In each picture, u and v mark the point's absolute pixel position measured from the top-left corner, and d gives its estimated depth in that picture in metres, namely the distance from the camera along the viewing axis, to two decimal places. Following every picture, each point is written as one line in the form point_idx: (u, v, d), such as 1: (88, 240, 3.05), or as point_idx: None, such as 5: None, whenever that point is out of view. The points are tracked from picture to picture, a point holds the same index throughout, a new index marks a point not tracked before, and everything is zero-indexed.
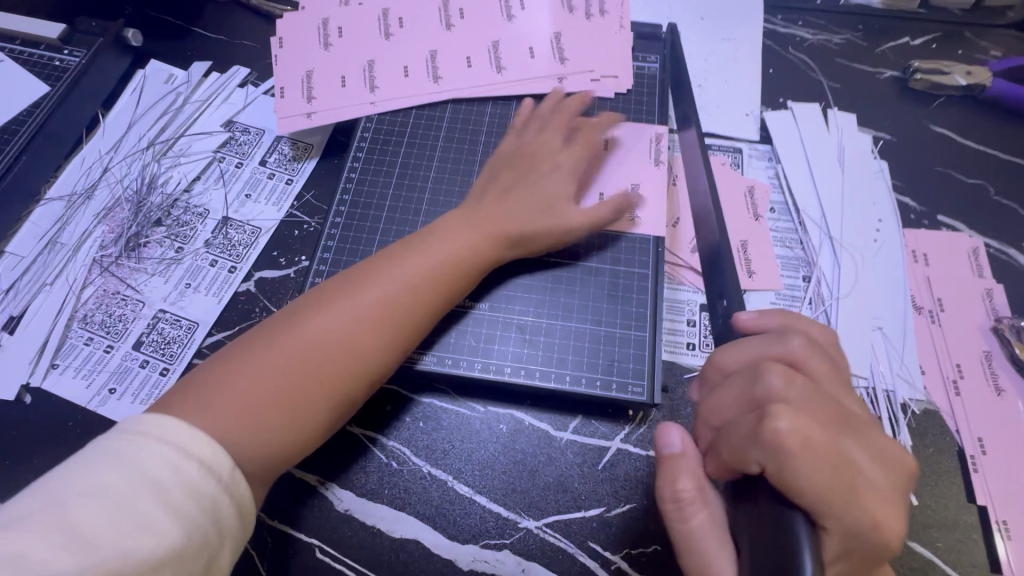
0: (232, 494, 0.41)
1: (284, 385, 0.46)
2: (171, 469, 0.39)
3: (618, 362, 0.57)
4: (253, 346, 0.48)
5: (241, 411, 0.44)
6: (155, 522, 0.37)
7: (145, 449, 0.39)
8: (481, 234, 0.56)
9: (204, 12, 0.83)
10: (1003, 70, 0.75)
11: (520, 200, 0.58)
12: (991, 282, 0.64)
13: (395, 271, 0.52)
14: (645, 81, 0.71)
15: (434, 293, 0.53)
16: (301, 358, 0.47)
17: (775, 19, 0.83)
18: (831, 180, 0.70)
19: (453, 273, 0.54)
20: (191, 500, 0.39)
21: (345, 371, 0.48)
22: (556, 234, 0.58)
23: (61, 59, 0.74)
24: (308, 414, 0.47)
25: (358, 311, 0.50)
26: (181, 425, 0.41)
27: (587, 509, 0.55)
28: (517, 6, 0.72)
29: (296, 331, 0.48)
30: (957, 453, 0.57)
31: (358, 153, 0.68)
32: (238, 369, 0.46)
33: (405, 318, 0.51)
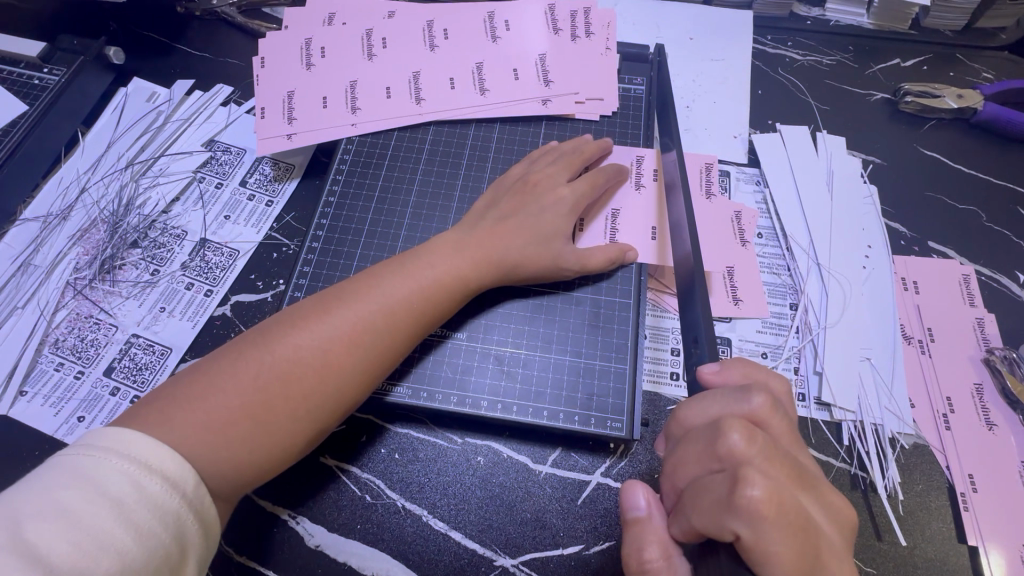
0: (198, 511, 0.40)
1: (245, 401, 0.44)
2: (130, 484, 0.37)
3: (598, 395, 0.55)
4: (223, 361, 0.46)
5: (202, 429, 0.42)
6: (118, 541, 0.36)
7: (111, 466, 0.38)
8: (469, 258, 0.55)
9: (189, 29, 0.82)
10: (995, 93, 0.74)
11: (498, 226, 0.57)
12: (982, 311, 0.63)
13: (374, 289, 0.51)
14: (631, 104, 0.70)
15: (415, 317, 0.52)
16: (271, 377, 0.45)
17: (764, 40, 0.82)
18: (818, 205, 0.69)
19: (434, 294, 0.53)
20: (155, 517, 0.37)
21: (312, 392, 0.46)
22: (535, 260, 0.57)
23: (41, 78, 0.73)
24: (271, 435, 0.45)
25: (334, 330, 0.48)
26: (133, 438, 0.40)
27: (565, 546, 0.53)
28: (502, 27, 0.71)
29: (266, 347, 0.47)
30: (947, 489, 0.55)
31: (339, 175, 0.67)
32: (204, 385, 0.44)
33: (385, 341, 0.50)
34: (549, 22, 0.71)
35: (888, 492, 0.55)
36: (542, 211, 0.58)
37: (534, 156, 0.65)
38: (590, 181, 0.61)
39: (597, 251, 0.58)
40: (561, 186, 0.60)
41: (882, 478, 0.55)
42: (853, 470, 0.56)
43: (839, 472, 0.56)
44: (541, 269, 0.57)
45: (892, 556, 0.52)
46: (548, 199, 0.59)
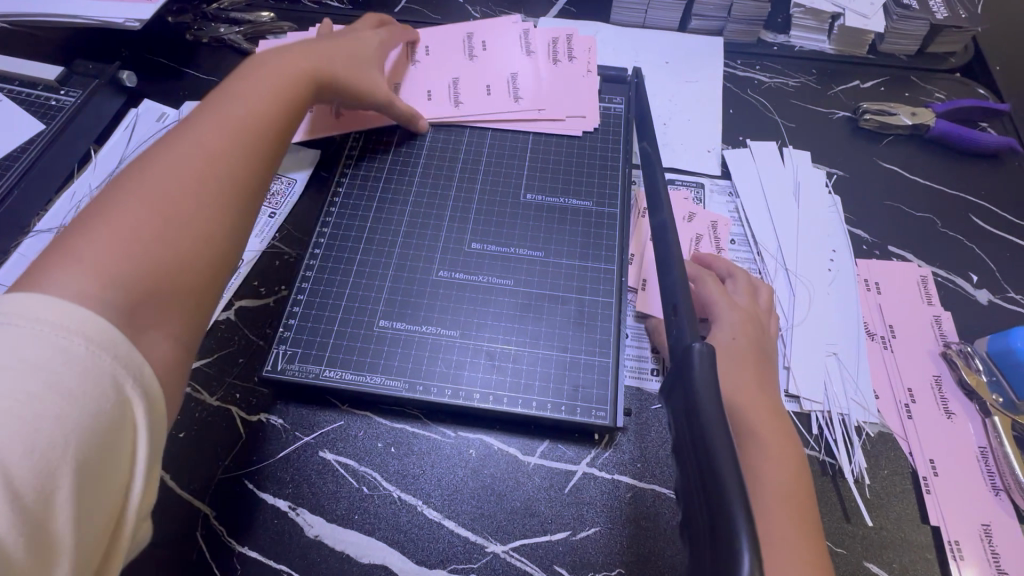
0: (135, 373, 0.35)
1: (143, 232, 0.41)
2: (50, 346, 0.32)
3: (583, 386, 0.59)
4: (95, 209, 0.42)
5: (107, 259, 0.39)
6: (46, 407, 0.31)
7: (23, 332, 0.32)
8: (302, 61, 0.61)
9: (197, 55, 0.88)
10: (945, 112, 0.81)
11: (334, 50, 0.66)
12: (939, 309, 0.68)
13: (227, 105, 0.53)
14: (611, 121, 0.76)
15: (290, 104, 0.58)
16: (168, 197, 0.44)
17: (734, 64, 0.89)
18: (786, 212, 0.74)
19: (303, 78, 0.60)
20: (90, 384, 0.33)
21: (211, 198, 0.47)
22: (365, 85, 0.68)
23: (58, 99, 0.77)
24: (197, 250, 0.44)
25: (208, 140, 0.49)
26: (38, 298, 0.34)
27: (553, 533, 0.56)
28: (479, 47, 0.79)
29: (134, 185, 0.44)
30: (911, 474, 0.58)
31: (339, 188, 0.71)
32: (89, 228, 0.40)
33: (275, 104, 0.56)
34: (523, 44, 0.79)
35: (856, 477, 0.58)
36: (354, 55, 0.69)
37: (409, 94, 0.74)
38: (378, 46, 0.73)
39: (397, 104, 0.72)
40: (369, 61, 0.71)
41: (849, 464, 0.58)
42: (823, 458, 0.59)
43: (810, 460, 0.59)
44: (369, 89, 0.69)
45: (861, 536, 0.55)
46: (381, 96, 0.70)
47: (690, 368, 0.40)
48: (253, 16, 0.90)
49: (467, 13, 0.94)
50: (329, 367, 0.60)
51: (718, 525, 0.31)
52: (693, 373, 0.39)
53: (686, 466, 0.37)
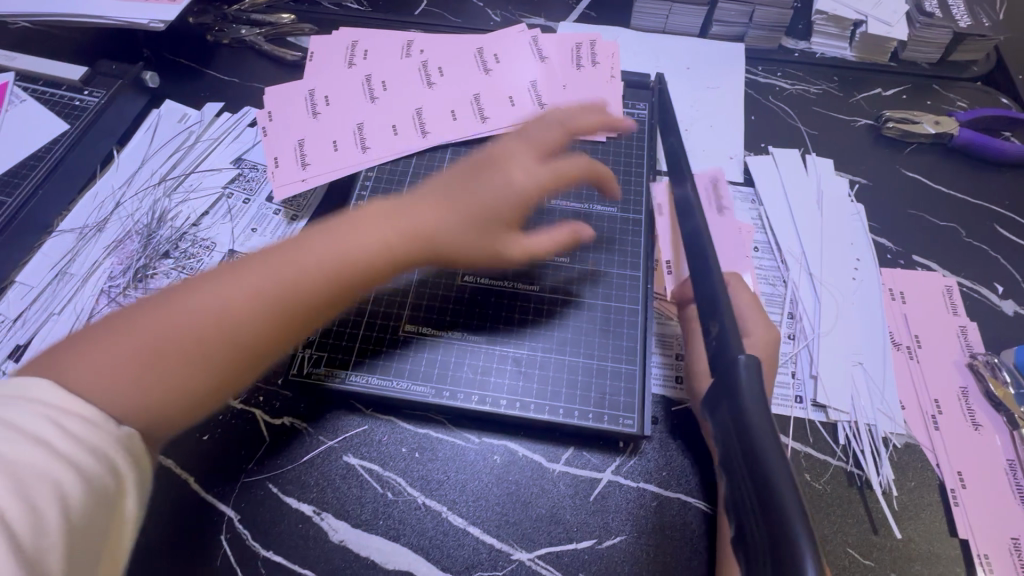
0: (123, 445, 0.41)
1: (156, 346, 0.45)
2: (48, 423, 0.38)
3: (609, 394, 0.59)
4: (144, 309, 0.46)
5: (113, 375, 0.43)
6: (46, 474, 0.37)
7: (25, 408, 0.38)
8: (398, 229, 0.55)
9: (218, 56, 0.88)
10: (968, 121, 0.81)
11: (467, 182, 0.60)
12: (965, 320, 0.67)
13: (317, 237, 0.52)
14: (635, 127, 0.76)
15: (353, 275, 0.52)
16: (195, 318, 0.46)
17: (756, 70, 0.89)
18: (810, 220, 0.74)
19: (397, 242, 0.54)
20: (86, 453, 0.39)
21: (239, 328, 0.47)
22: (477, 240, 0.58)
23: (81, 99, 0.78)
24: (193, 385, 0.46)
25: (262, 284, 0.48)
26: (40, 383, 0.40)
27: (579, 541, 0.55)
28: (492, 60, 0.78)
29: (189, 290, 0.48)
30: (938, 486, 0.58)
31: (362, 192, 0.71)
32: (117, 336, 0.44)
33: (337, 288, 0.51)
34: (536, 53, 0.79)
35: (883, 488, 0.58)
36: (492, 182, 0.60)
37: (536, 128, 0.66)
38: (552, 168, 0.61)
39: (545, 238, 0.60)
40: (517, 163, 0.61)
41: (877, 475, 0.58)
42: (849, 468, 0.59)
43: (837, 470, 0.58)
44: (484, 247, 0.58)
45: (889, 548, 0.55)
46: (514, 166, 0.61)
47: (738, 382, 0.40)
48: (274, 17, 0.90)
49: (487, 16, 0.94)
50: (354, 371, 0.60)
51: (779, 546, 0.32)
52: (740, 389, 0.40)
53: (735, 480, 0.38)
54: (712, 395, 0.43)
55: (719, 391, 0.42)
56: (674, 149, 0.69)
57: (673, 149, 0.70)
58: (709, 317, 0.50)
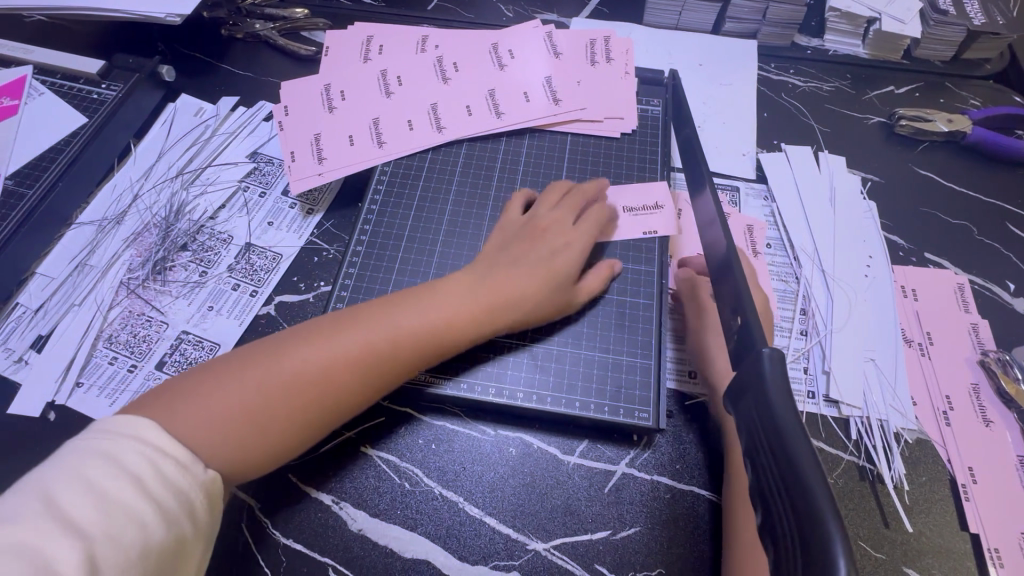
0: (204, 492, 0.45)
1: (248, 406, 0.49)
2: (148, 465, 0.43)
3: (625, 388, 0.59)
4: (241, 364, 0.52)
5: (208, 426, 0.48)
6: (137, 513, 0.41)
7: (129, 447, 0.43)
8: (477, 299, 0.59)
9: (233, 50, 0.88)
10: (981, 119, 0.81)
11: (523, 243, 0.63)
12: (977, 317, 0.68)
13: (406, 311, 0.56)
14: (648, 123, 0.76)
15: (432, 348, 0.56)
16: (282, 380, 0.51)
17: (768, 67, 0.89)
18: (822, 217, 0.74)
19: (478, 317, 0.58)
20: (174, 497, 0.43)
21: (319, 395, 0.52)
22: (543, 302, 0.60)
23: (99, 93, 0.78)
24: (272, 439, 0.50)
25: (347, 349, 0.53)
26: (144, 424, 0.45)
27: (594, 532, 0.56)
28: (507, 57, 0.79)
29: (287, 351, 0.53)
30: (949, 481, 0.59)
31: (378, 187, 0.71)
32: (214, 387, 0.50)
33: (417, 352, 0.56)
34: (550, 49, 0.79)
35: (895, 483, 0.58)
36: (546, 253, 0.62)
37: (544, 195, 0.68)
38: (592, 222, 0.65)
39: (595, 278, 0.63)
40: (568, 230, 0.64)
41: (889, 470, 0.59)
42: (861, 463, 0.59)
43: (848, 464, 0.59)
44: (549, 309, 0.60)
45: (900, 542, 0.56)
46: (556, 241, 0.63)
47: (759, 372, 0.39)
48: (288, 12, 0.90)
49: (500, 12, 0.94)
50: None
51: (807, 534, 0.30)
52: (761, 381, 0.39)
53: (757, 470, 0.37)
54: (730, 390, 0.42)
55: (742, 380, 0.41)
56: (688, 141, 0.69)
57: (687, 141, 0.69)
58: (731, 312, 0.49)
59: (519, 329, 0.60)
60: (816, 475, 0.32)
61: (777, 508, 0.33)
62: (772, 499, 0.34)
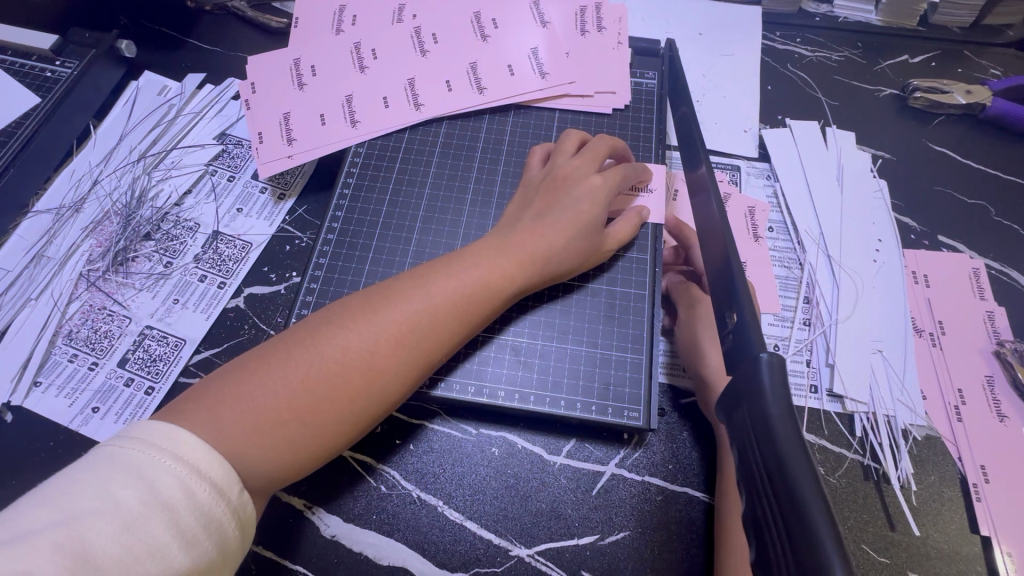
0: (237, 517, 0.41)
1: (287, 402, 0.45)
2: (179, 487, 0.38)
3: (614, 385, 0.56)
4: (269, 359, 0.47)
5: (245, 429, 0.43)
6: (161, 547, 0.36)
7: (161, 465, 0.38)
8: (511, 261, 0.54)
9: (199, 22, 0.83)
10: (1002, 90, 0.75)
11: (550, 194, 0.59)
12: (993, 305, 0.63)
13: (439, 281, 0.52)
14: (643, 98, 0.71)
15: (471, 315, 0.52)
16: (320, 371, 0.46)
17: (774, 36, 0.83)
18: (829, 198, 0.69)
19: (516, 278, 0.54)
20: (203, 527, 0.38)
21: (359, 379, 0.47)
22: (576, 251, 0.56)
23: (53, 70, 0.73)
24: (317, 436, 0.46)
25: (382, 328, 0.49)
26: (182, 433, 0.40)
27: (580, 537, 0.53)
28: (491, 26, 0.73)
29: (322, 340, 0.48)
30: (959, 481, 0.55)
31: (352, 170, 0.67)
32: (244, 387, 0.45)
33: (457, 322, 0.51)
34: (537, 17, 0.73)
35: (901, 483, 0.55)
36: (577, 201, 0.57)
37: (560, 144, 0.64)
38: (618, 172, 0.60)
39: (624, 224, 0.60)
40: (591, 176, 0.59)
41: (895, 470, 0.55)
42: (866, 462, 0.56)
43: (851, 463, 0.56)
44: (583, 257, 0.57)
45: (906, 546, 0.52)
46: (579, 190, 0.58)
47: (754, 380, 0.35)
48: None
49: None
50: None
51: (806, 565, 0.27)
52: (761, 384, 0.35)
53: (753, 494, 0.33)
54: (724, 401, 0.38)
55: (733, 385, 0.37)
56: (685, 117, 0.64)
57: (683, 117, 0.64)
58: (726, 305, 0.45)
59: (554, 283, 0.58)
60: (821, 512, 0.28)
61: (772, 541, 0.30)
62: (767, 529, 0.30)
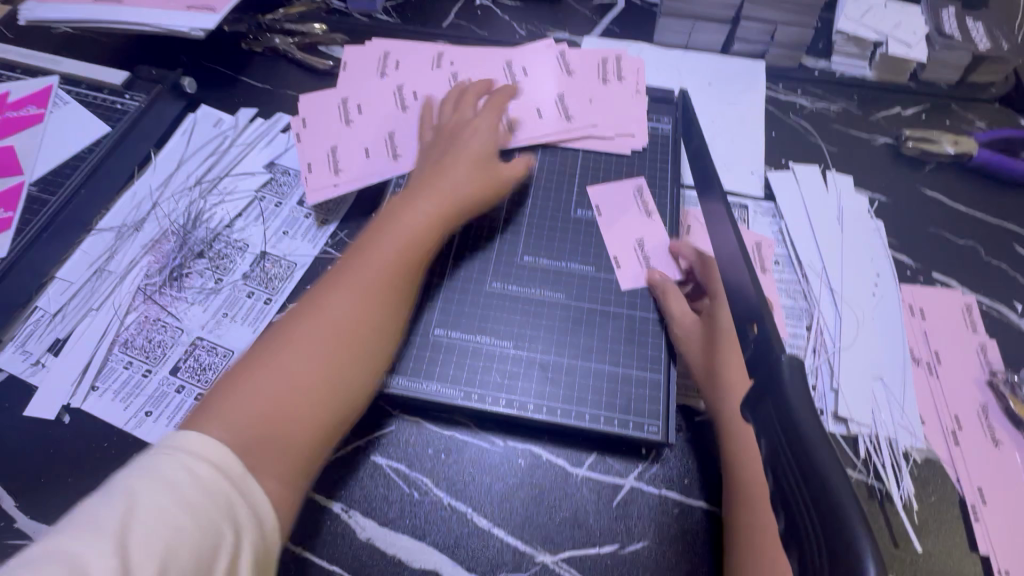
0: (249, 502, 0.40)
1: (275, 384, 0.48)
2: (187, 472, 0.39)
3: (634, 401, 0.60)
4: (243, 365, 0.50)
5: (242, 419, 0.45)
6: (171, 517, 0.36)
7: (160, 459, 0.39)
8: (435, 210, 0.63)
9: (253, 63, 0.91)
10: (988, 141, 0.82)
11: (446, 151, 0.68)
12: (985, 337, 0.68)
13: (374, 240, 0.59)
14: (659, 140, 0.77)
15: (412, 259, 0.59)
16: (293, 349, 0.50)
17: (777, 88, 0.90)
18: (830, 235, 0.75)
19: (442, 226, 0.62)
20: (207, 496, 0.38)
21: (328, 334, 0.52)
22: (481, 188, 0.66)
23: (122, 103, 0.81)
24: (311, 394, 0.49)
25: (334, 292, 0.55)
26: (174, 437, 0.42)
27: (601, 546, 0.56)
28: (520, 73, 0.80)
29: (295, 320, 0.53)
30: (958, 502, 0.59)
31: (393, 198, 0.73)
32: (225, 395, 0.47)
33: (405, 261, 0.58)
34: (562, 67, 0.81)
35: (904, 502, 0.58)
36: (467, 139, 0.69)
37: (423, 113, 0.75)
38: (495, 105, 0.73)
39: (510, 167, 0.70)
40: (472, 120, 0.71)
41: (897, 489, 0.59)
42: (870, 481, 0.59)
43: (857, 483, 0.59)
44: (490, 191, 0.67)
45: (909, 562, 0.55)
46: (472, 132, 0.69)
47: (779, 381, 0.40)
48: (307, 27, 0.93)
49: (513, 30, 0.96)
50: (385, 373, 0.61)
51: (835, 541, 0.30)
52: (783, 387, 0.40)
53: (782, 481, 0.36)
54: (749, 398, 0.43)
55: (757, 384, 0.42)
56: (698, 153, 0.70)
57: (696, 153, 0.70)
58: (744, 320, 0.50)
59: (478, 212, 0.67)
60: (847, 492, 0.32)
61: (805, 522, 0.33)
62: (799, 512, 0.33)
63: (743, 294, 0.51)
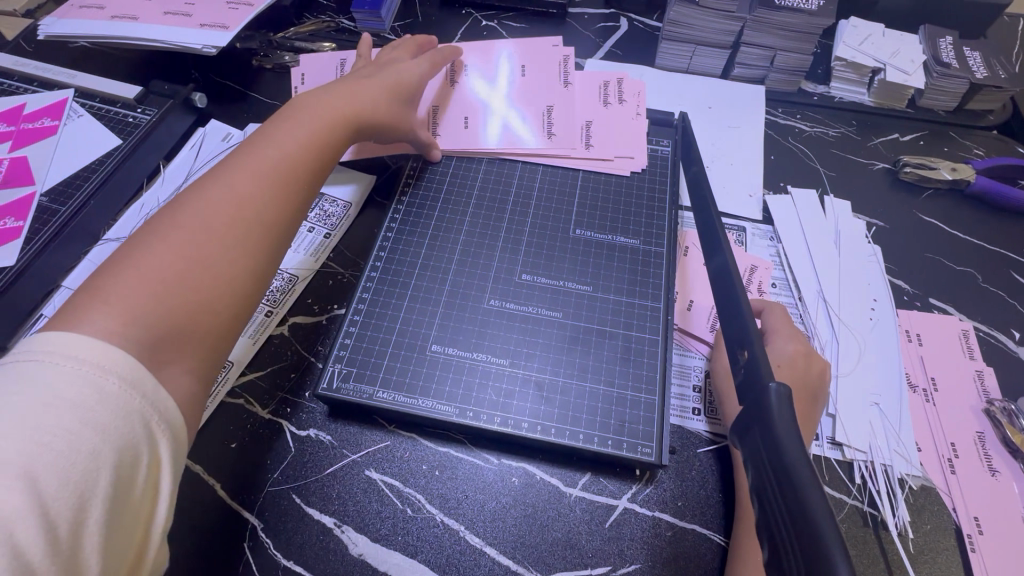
0: (163, 411, 0.39)
1: (176, 263, 0.45)
2: (85, 386, 0.36)
3: (629, 422, 0.60)
4: (131, 249, 0.45)
5: (138, 297, 0.42)
6: (78, 443, 0.34)
7: (58, 368, 0.36)
8: (325, 120, 0.62)
9: (262, 79, 0.93)
10: (985, 169, 0.82)
11: (354, 81, 0.69)
12: (982, 364, 0.68)
13: (286, 138, 0.57)
14: (657, 163, 0.79)
15: (311, 159, 0.58)
16: (196, 233, 0.47)
17: (776, 112, 0.92)
18: (827, 259, 0.75)
19: (325, 131, 0.61)
20: (120, 419, 0.36)
21: (239, 221, 0.50)
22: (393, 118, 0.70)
23: (134, 116, 0.83)
24: (221, 281, 0.47)
25: (244, 178, 0.52)
26: (60, 334, 0.38)
27: (593, 567, 0.56)
28: (517, 71, 0.84)
29: (193, 206, 0.49)
30: (954, 531, 0.58)
31: (395, 216, 0.74)
32: (108, 280, 0.43)
33: (307, 164, 0.57)
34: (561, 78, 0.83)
35: (899, 530, 0.58)
36: (395, 75, 0.73)
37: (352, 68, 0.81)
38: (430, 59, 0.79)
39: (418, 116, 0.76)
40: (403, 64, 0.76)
41: (892, 517, 0.58)
42: (865, 508, 0.59)
43: (852, 509, 0.59)
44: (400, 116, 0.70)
45: None
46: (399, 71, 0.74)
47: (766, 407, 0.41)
48: (316, 45, 0.95)
49: None
50: (382, 388, 0.62)
51: (809, 555, 0.32)
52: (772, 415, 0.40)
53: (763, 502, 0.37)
54: (736, 426, 0.44)
55: (746, 413, 0.43)
56: (695, 177, 0.71)
57: (694, 177, 0.71)
58: (737, 344, 0.50)
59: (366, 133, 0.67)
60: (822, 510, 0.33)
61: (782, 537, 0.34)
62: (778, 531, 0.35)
63: (737, 317, 0.51)
